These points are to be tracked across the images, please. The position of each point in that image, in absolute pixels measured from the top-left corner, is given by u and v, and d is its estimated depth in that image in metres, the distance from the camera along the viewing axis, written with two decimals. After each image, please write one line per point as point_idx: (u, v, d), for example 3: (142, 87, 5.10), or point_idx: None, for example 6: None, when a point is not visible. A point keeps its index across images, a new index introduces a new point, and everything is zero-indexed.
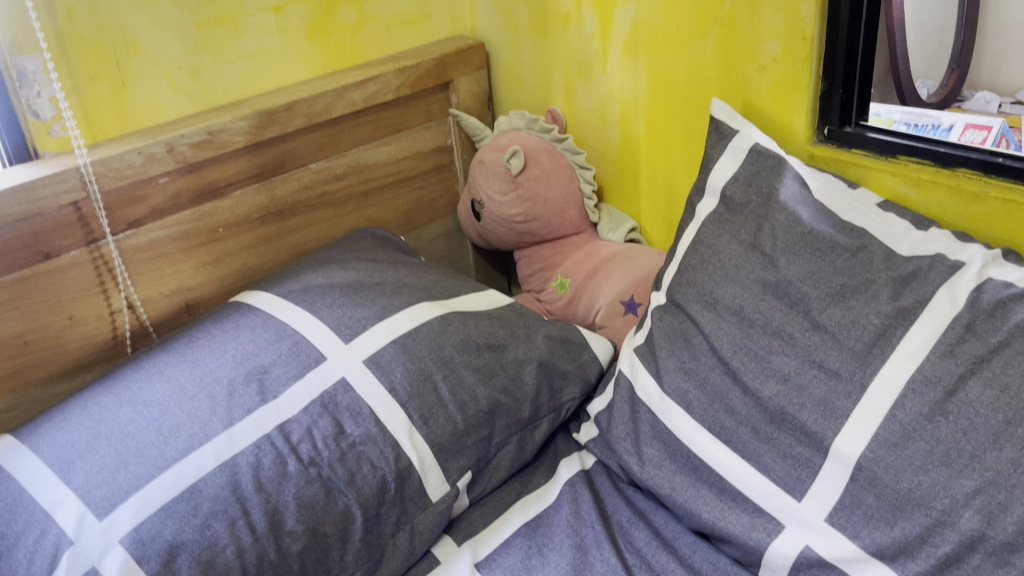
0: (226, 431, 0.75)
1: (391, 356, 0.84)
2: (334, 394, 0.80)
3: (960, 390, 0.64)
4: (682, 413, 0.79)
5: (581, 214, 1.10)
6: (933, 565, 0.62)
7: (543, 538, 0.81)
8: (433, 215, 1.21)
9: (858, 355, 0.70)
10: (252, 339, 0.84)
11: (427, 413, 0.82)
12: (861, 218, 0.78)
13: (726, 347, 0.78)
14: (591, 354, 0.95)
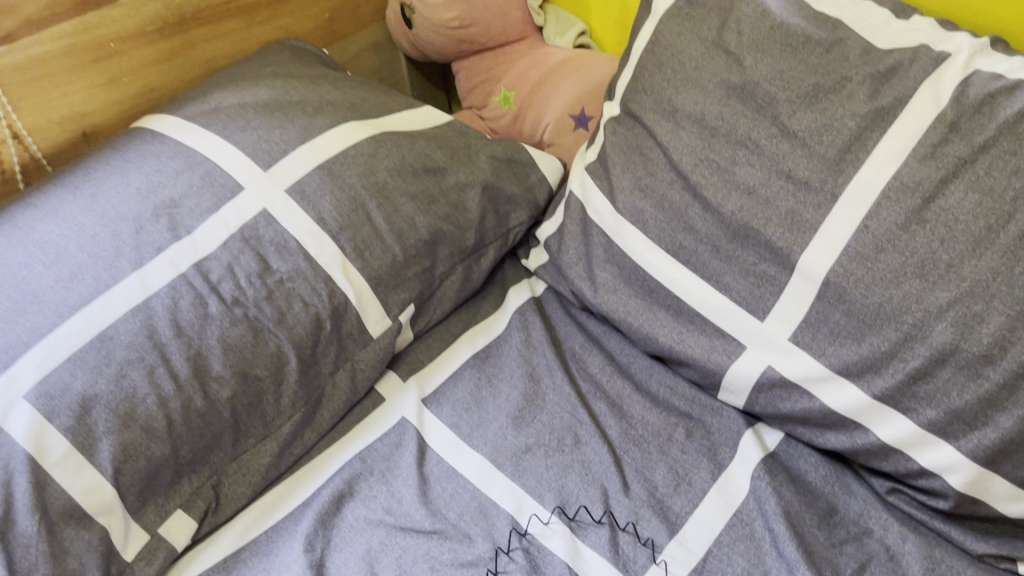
0: (135, 273, 0.67)
1: (318, 184, 0.75)
2: (256, 228, 0.72)
3: (940, 197, 0.59)
4: (638, 233, 0.73)
5: (524, 18, 0.99)
6: (901, 381, 0.59)
7: (493, 370, 0.77)
8: (359, 25, 1.08)
9: (829, 162, 0.63)
10: (158, 169, 0.74)
11: (361, 245, 0.74)
12: (836, 8, 0.70)
13: (686, 159, 0.71)
14: (540, 175, 0.88)
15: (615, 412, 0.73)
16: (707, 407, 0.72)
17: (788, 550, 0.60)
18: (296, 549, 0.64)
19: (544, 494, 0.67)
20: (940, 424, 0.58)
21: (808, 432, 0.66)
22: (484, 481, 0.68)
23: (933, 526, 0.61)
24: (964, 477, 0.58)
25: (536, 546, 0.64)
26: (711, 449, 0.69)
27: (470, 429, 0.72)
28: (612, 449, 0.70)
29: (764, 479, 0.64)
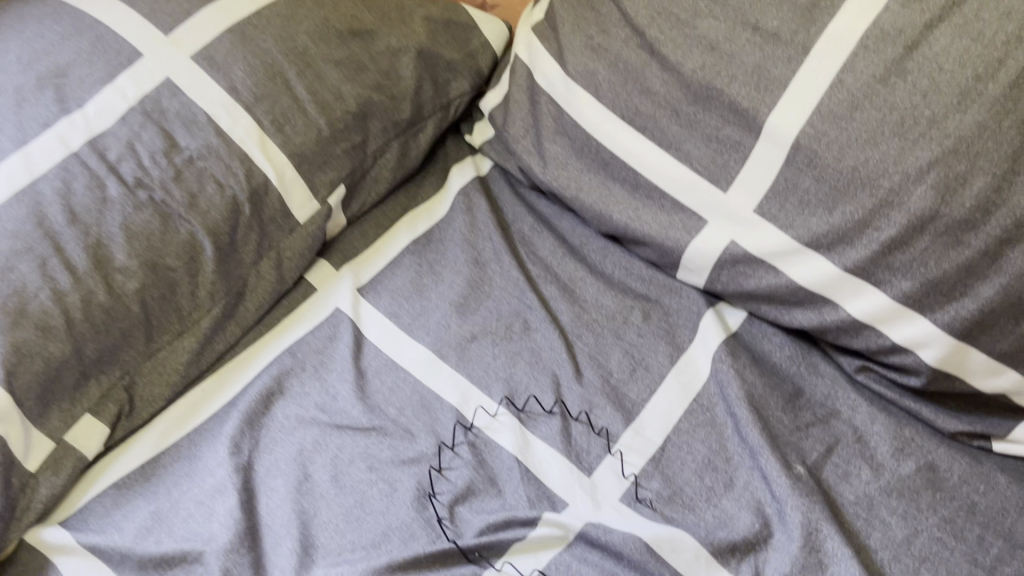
0: (19, 151, 0.59)
1: (229, 50, 0.66)
2: (159, 101, 0.64)
3: (924, 44, 0.53)
4: (590, 99, 0.66)
5: None
6: (875, 251, 0.54)
7: (435, 256, 0.70)
8: None
9: (802, 9, 0.56)
10: (41, 34, 0.64)
11: (280, 119, 0.66)
12: None
13: (642, 14, 0.63)
14: (482, 40, 0.79)
15: (567, 296, 0.67)
16: (665, 288, 0.66)
17: (751, 435, 0.56)
18: (221, 452, 0.58)
19: (491, 385, 0.62)
20: (916, 297, 0.54)
21: (774, 311, 0.61)
22: (426, 373, 0.63)
23: (903, 404, 0.57)
24: (938, 351, 0.54)
25: (484, 440, 0.59)
26: (669, 332, 0.64)
27: (410, 319, 0.66)
28: (564, 336, 0.64)
29: (726, 361, 0.60)
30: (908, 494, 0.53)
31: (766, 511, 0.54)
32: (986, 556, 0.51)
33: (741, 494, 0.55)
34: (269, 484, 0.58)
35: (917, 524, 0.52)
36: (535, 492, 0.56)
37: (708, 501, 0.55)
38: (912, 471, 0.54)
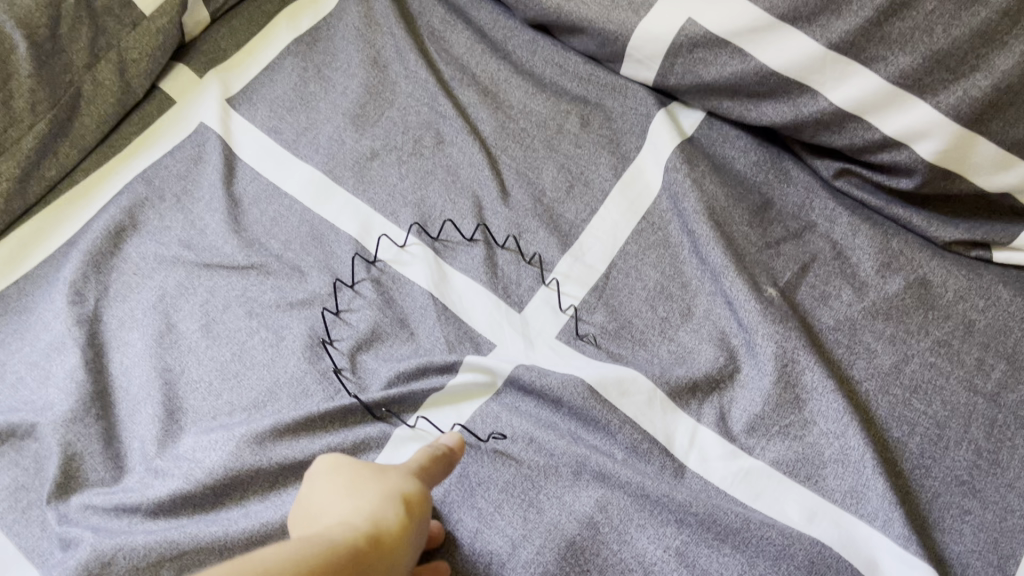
0: None
1: None
2: None
3: None
4: None
5: None
6: (867, 20, 0.43)
7: (324, 58, 0.57)
8: None
9: None
10: None
11: None
12: None
13: None
14: None
15: (488, 101, 0.55)
16: (607, 87, 0.54)
17: (713, 255, 0.46)
18: (58, 302, 0.46)
19: (398, 211, 0.51)
20: (916, 76, 0.43)
21: (738, 108, 0.50)
22: (316, 198, 0.51)
23: (890, 213, 0.48)
24: (940, 143, 0.44)
25: (391, 275, 0.48)
26: (612, 140, 0.53)
27: (295, 134, 0.54)
28: (485, 148, 0.53)
29: (682, 171, 0.49)
30: (896, 315, 0.45)
31: (732, 342, 0.45)
32: (986, 381, 0.43)
33: (701, 324, 0.46)
34: (122, 339, 0.46)
35: (907, 349, 0.44)
36: (455, 333, 0.46)
37: (662, 334, 0.46)
38: (901, 289, 0.46)
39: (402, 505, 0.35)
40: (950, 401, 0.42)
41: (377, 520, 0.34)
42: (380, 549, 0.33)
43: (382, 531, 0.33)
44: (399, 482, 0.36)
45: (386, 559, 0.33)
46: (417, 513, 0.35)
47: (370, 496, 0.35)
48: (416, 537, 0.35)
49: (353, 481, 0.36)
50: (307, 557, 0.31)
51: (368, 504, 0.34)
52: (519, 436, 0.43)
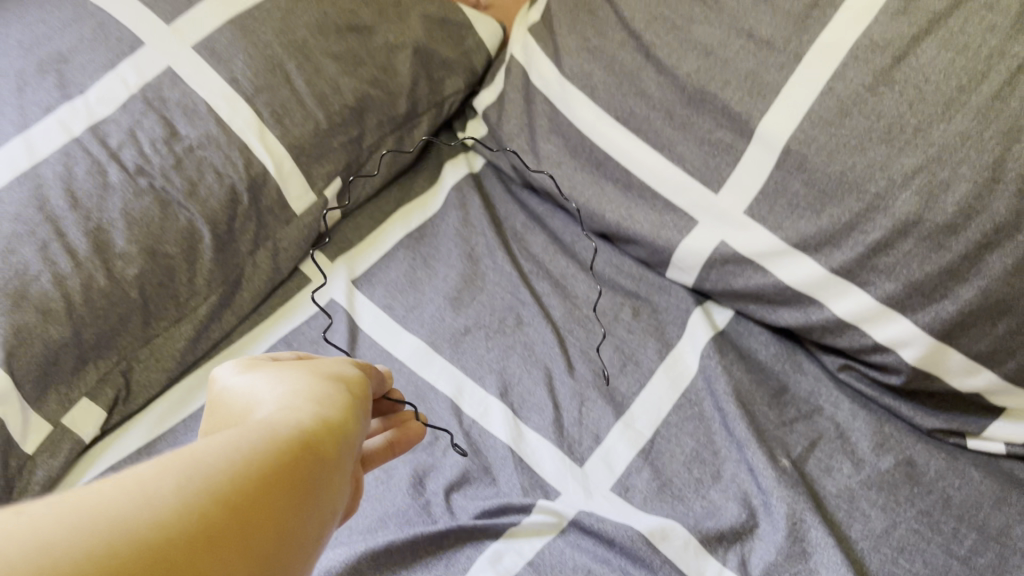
0: (20, 137, 0.60)
1: (229, 42, 0.67)
2: (160, 90, 0.65)
3: (910, 55, 0.55)
4: (586, 101, 0.68)
5: None
6: (860, 253, 0.56)
7: (428, 249, 0.72)
8: None
9: (794, 19, 0.58)
10: (42, 20, 0.65)
11: (280, 111, 0.67)
12: None
13: (638, 17, 0.65)
14: (476, 40, 0.80)
15: (559, 292, 0.68)
16: (655, 287, 0.68)
17: (739, 429, 0.58)
18: None
19: (484, 377, 0.63)
20: (897, 298, 0.56)
21: (760, 310, 0.63)
22: (421, 365, 0.64)
23: (882, 402, 0.60)
24: (919, 350, 0.56)
25: (479, 429, 0.60)
26: (658, 329, 0.66)
27: (404, 311, 0.67)
28: (555, 329, 0.66)
29: (714, 358, 0.62)
30: (887, 487, 0.55)
31: (753, 502, 0.55)
32: (959, 546, 0.53)
33: (728, 485, 0.57)
34: None
35: (895, 515, 0.54)
36: (529, 480, 0.58)
37: (696, 492, 0.57)
38: (891, 465, 0.56)
39: (335, 398, 0.39)
40: (930, 561, 0.52)
41: (318, 402, 0.38)
42: (329, 429, 0.36)
43: (316, 398, 0.38)
44: (325, 374, 0.41)
45: (333, 437, 0.36)
46: (348, 398, 0.40)
47: (294, 385, 0.39)
48: (356, 416, 0.39)
49: (277, 377, 0.40)
50: (247, 437, 0.33)
51: (291, 383, 0.39)
52: (579, 567, 0.53)
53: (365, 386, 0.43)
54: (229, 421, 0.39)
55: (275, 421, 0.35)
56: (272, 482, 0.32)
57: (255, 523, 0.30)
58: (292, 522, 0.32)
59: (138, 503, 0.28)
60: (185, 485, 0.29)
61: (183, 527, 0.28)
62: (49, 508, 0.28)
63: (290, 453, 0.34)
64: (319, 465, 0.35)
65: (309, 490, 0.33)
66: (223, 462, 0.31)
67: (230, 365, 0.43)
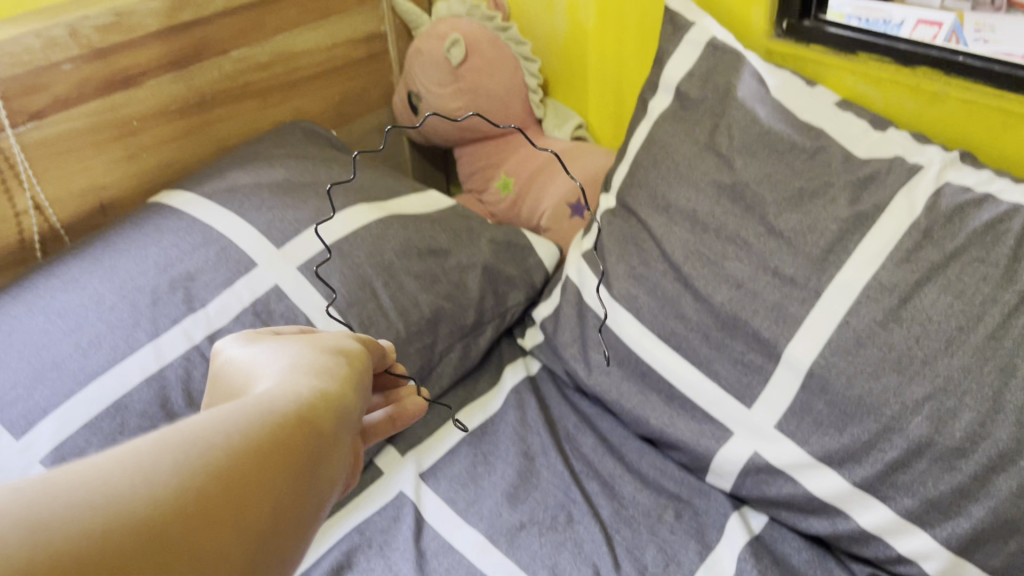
0: (151, 343, 0.70)
1: (328, 263, 0.80)
2: (267, 303, 0.77)
3: (915, 297, 0.62)
4: (631, 319, 0.78)
5: (525, 110, 1.04)
6: (880, 469, 0.62)
7: (489, 447, 0.79)
8: (365, 109, 1.16)
9: (814, 261, 0.67)
10: (176, 244, 0.78)
11: (367, 321, 0.78)
12: (819, 118, 0.75)
13: (678, 252, 0.75)
14: (537, 259, 0.92)
15: (607, 491, 0.75)
16: (696, 490, 0.74)
17: None
18: None
19: (537, 571, 0.68)
20: (917, 513, 0.61)
21: (792, 517, 0.69)
22: (479, 557, 0.70)
23: None
24: (940, 564, 0.61)
25: None
26: (698, 531, 0.71)
27: (465, 504, 0.74)
28: (603, 528, 0.71)
29: (750, 562, 0.66)
30: None
31: None
32: None
33: None
34: None
35: None
36: None
37: None
38: None
39: (332, 382, 0.42)
40: None
41: (317, 384, 0.41)
42: (327, 408, 0.40)
43: (311, 376, 0.42)
44: (323, 359, 0.45)
45: (330, 417, 0.40)
46: (341, 377, 0.43)
47: (291, 363, 0.43)
48: (349, 396, 0.43)
49: (278, 361, 0.44)
50: (251, 409, 0.36)
51: (289, 361, 0.44)
52: None
53: (358, 358, 0.48)
54: (236, 390, 0.43)
55: (273, 395, 0.38)
56: (274, 452, 0.35)
57: (260, 492, 0.33)
58: (290, 488, 0.35)
59: (142, 472, 0.30)
60: (195, 456, 0.32)
61: (183, 496, 0.30)
62: (46, 480, 0.28)
63: (292, 428, 0.37)
64: (318, 441, 0.38)
65: (309, 464, 0.36)
66: (229, 433, 0.34)
67: (235, 340, 0.48)
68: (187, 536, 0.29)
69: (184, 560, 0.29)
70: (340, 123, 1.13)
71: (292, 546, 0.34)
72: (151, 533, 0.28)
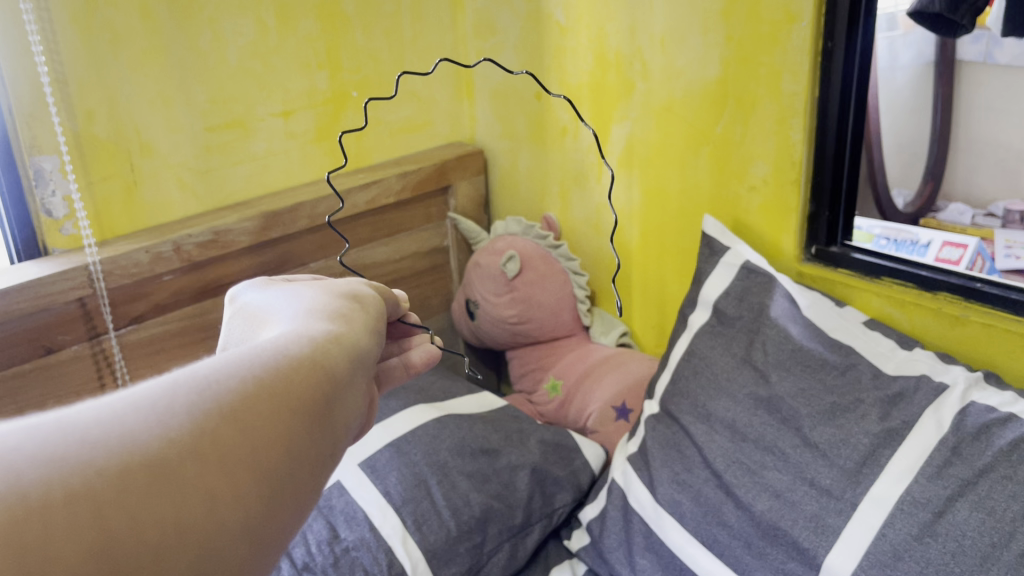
0: None
1: (387, 460, 0.87)
2: (329, 499, 0.84)
3: (948, 513, 0.65)
4: (675, 524, 0.80)
5: (573, 318, 1.12)
6: None
7: None
8: (426, 315, 1.26)
9: (848, 473, 0.71)
10: None
11: (420, 518, 0.83)
12: (848, 336, 0.81)
13: (720, 460, 0.79)
14: (583, 460, 0.95)
15: None
16: None
17: None
18: None
19: None
20: None
21: None
22: None
23: None
24: None
25: None
26: None
27: None
28: None
29: None
30: None
31: None
32: None
33: None
34: None
35: None
36: None
37: None
38: None
39: (348, 325, 0.43)
40: None
41: (334, 327, 0.42)
42: (341, 348, 0.40)
43: (329, 318, 0.42)
44: (339, 300, 0.45)
45: (346, 358, 0.40)
46: (358, 322, 0.44)
47: (307, 307, 0.44)
48: (365, 338, 0.43)
49: (294, 303, 0.45)
50: (261, 354, 0.37)
51: (307, 304, 0.44)
52: None
53: (373, 307, 0.47)
54: (257, 329, 0.44)
55: (287, 338, 0.39)
56: (281, 397, 0.35)
57: (263, 433, 0.34)
58: (298, 432, 0.35)
59: (151, 413, 0.31)
60: (198, 400, 0.33)
61: (188, 433, 0.31)
62: (62, 418, 0.30)
63: (303, 370, 0.37)
64: (332, 384, 0.38)
65: (320, 405, 0.37)
66: (236, 379, 0.35)
67: (253, 286, 0.50)
68: (193, 469, 0.31)
69: (190, 489, 0.31)
70: None
71: (300, 487, 0.35)
72: (158, 464, 0.30)
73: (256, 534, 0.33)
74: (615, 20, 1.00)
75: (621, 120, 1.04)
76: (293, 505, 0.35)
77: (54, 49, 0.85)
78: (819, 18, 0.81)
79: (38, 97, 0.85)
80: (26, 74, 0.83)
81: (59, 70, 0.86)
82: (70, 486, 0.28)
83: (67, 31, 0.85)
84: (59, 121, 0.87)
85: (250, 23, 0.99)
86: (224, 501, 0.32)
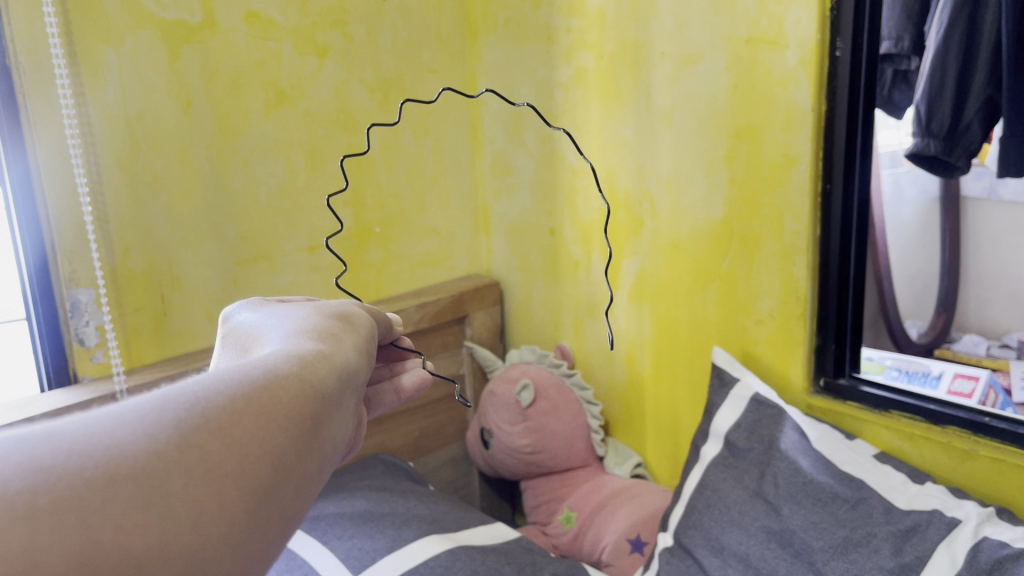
0: None
1: None
2: None
3: None
4: None
5: (587, 448, 1.13)
6: None
7: None
8: (440, 443, 1.27)
9: None
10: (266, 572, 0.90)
11: None
12: (858, 469, 0.81)
13: None
14: None
15: None
16: None
17: None
18: None
19: None
20: None
21: None
22: None
23: None
24: None
25: None
26: None
27: None
28: None
29: None
30: None
31: None
32: None
33: None
34: None
35: None
36: None
37: None
38: None
39: (338, 348, 0.43)
40: None
41: (323, 349, 0.42)
42: (329, 367, 0.40)
43: (316, 339, 0.43)
44: (329, 323, 0.46)
45: (336, 378, 0.40)
46: (346, 345, 0.44)
47: (296, 328, 0.45)
48: (352, 361, 0.43)
49: (284, 324, 0.46)
50: (251, 371, 0.37)
51: (296, 325, 0.45)
52: None
53: (362, 326, 0.49)
54: (246, 350, 0.45)
55: (275, 357, 0.39)
56: (269, 410, 0.35)
57: (251, 445, 0.33)
58: (288, 444, 0.35)
59: (138, 427, 0.31)
60: (186, 415, 0.33)
61: (176, 446, 0.31)
62: (52, 429, 0.30)
63: (292, 387, 0.37)
64: (323, 403, 0.38)
65: (310, 420, 0.37)
66: (225, 394, 0.34)
67: (245, 306, 0.51)
68: (182, 481, 0.30)
69: (176, 501, 0.30)
70: (416, 457, 1.23)
71: (287, 499, 0.34)
72: (144, 474, 0.30)
73: (243, 550, 0.32)
74: (625, 163, 1.06)
75: (632, 255, 1.08)
76: (279, 517, 0.34)
77: (99, 191, 0.91)
78: (817, 164, 0.86)
79: (80, 237, 0.90)
80: (72, 216, 0.89)
81: (101, 208, 0.91)
82: (57, 495, 0.28)
83: (109, 171, 0.91)
84: (100, 262, 0.92)
85: (280, 164, 1.06)
86: (210, 515, 0.31)
